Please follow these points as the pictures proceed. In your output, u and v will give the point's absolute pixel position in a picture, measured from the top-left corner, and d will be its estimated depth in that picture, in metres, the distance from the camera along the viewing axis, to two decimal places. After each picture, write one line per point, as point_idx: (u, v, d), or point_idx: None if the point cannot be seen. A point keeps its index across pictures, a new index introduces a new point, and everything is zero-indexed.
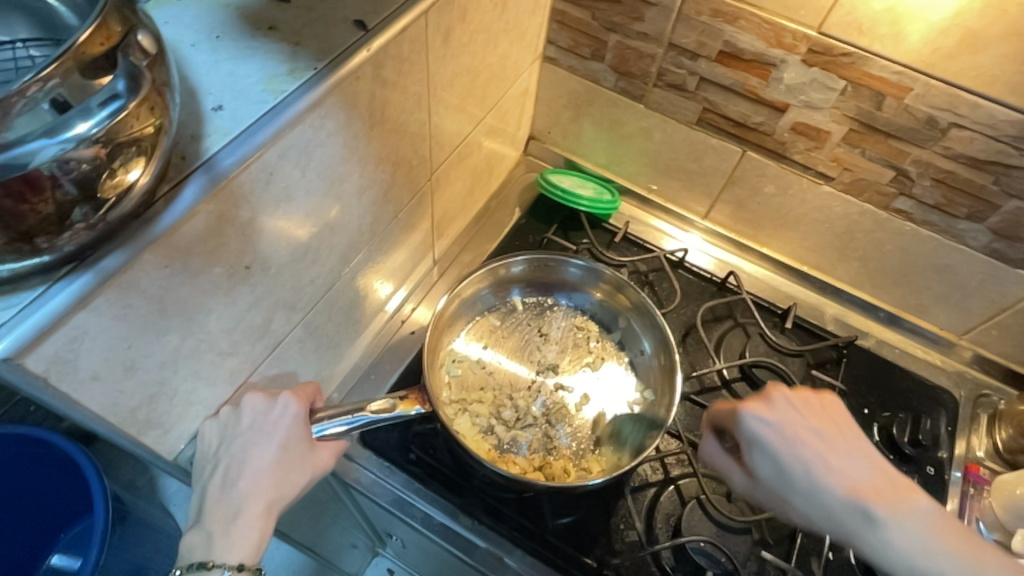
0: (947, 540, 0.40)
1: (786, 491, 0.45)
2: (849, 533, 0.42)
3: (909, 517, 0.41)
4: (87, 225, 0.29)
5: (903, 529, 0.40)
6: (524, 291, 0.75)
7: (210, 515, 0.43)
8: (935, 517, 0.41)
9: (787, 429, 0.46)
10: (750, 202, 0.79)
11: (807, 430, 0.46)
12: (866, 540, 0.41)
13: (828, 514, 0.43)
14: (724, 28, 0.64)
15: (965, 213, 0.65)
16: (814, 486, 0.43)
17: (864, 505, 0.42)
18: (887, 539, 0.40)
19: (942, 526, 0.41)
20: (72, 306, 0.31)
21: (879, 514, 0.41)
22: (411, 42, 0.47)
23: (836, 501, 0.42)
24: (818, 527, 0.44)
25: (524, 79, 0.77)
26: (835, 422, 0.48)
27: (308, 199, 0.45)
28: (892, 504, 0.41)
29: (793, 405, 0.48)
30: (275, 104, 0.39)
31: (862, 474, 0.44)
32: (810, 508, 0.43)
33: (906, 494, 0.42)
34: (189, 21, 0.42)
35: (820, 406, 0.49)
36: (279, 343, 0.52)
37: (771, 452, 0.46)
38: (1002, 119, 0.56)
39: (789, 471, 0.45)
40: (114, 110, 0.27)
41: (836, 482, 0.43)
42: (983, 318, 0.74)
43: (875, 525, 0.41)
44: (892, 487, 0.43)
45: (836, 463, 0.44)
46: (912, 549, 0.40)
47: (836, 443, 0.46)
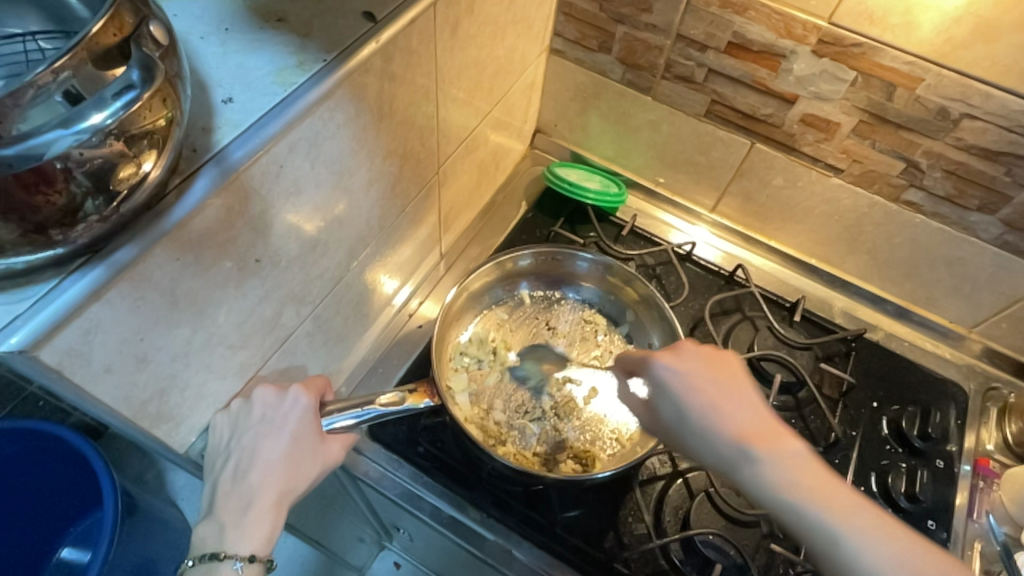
0: (809, 480, 0.43)
1: (683, 431, 0.48)
2: (731, 468, 0.45)
3: (784, 459, 0.43)
4: (100, 217, 0.29)
5: (774, 468, 0.43)
6: (531, 284, 0.75)
7: (221, 506, 0.43)
8: (806, 460, 0.44)
9: (688, 377, 0.49)
10: (758, 195, 0.79)
11: (707, 379, 0.49)
12: (744, 475, 0.44)
13: (713, 450, 0.46)
14: (733, 19, 0.63)
15: (976, 205, 0.65)
16: (703, 429, 0.47)
17: (743, 445, 0.45)
18: (758, 475, 0.43)
19: (811, 469, 0.43)
20: (86, 299, 0.31)
21: (754, 454, 0.44)
22: (419, 34, 0.47)
23: (721, 441, 0.46)
24: (708, 462, 0.47)
25: (530, 72, 0.77)
26: (731, 370, 0.50)
27: (317, 192, 0.45)
28: (769, 445, 0.44)
29: (698, 356, 0.51)
30: (285, 97, 0.39)
31: (746, 417, 0.46)
32: (701, 444, 0.47)
33: (784, 440, 0.45)
34: (198, 14, 0.42)
35: (718, 356, 0.51)
36: (288, 336, 0.52)
37: (675, 397, 0.49)
38: (1016, 109, 0.56)
39: (686, 415, 0.48)
40: (127, 101, 0.27)
41: (722, 424, 0.46)
42: (993, 310, 0.74)
43: (750, 463, 0.44)
44: (772, 432, 0.45)
45: (726, 408, 0.47)
46: (779, 486, 0.43)
47: (729, 390, 0.48)
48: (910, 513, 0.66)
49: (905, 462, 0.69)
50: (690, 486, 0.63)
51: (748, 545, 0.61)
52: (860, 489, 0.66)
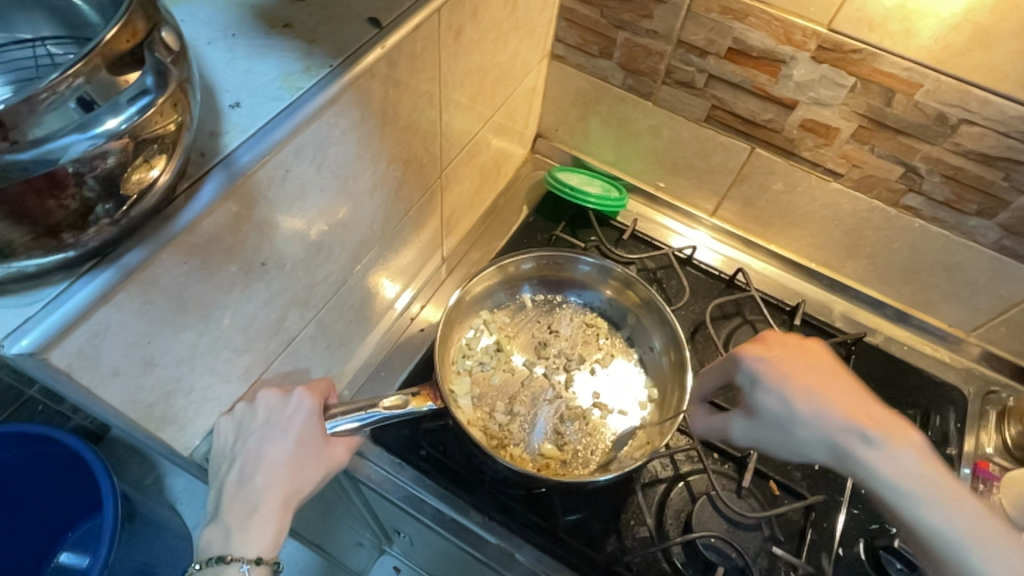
0: (940, 482, 0.39)
1: (786, 423, 0.44)
2: (846, 455, 0.41)
3: (914, 450, 0.40)
4: (111, 220, 0.30)
5: (892, 456, 0.40)
6: (533, 288, 0.75)
7: (227, 510, 0.43)
8: (929, 453, 0.41)
9: (778, 363, 0.47)
10: (758, 200, 0.79)
11: (807, 366, 0.46)
12: (861, 462, 0.41)
13: (811, 435, 0.43)
14: (734, 26, 0.64)
15: (975, 209, 0.65)
16: (811, 415, 0.43)
17: (858, 430, 0.41)
18: (878, 461, 0.40)
19: (930, 463, 0.40)
20: (95, 302, 0.31)
21: (874, 439, 0.41)
22: (423, 40, 0.47)
23: (832, 426, 0.42)
24: (809, 453, 0.44)
25: (532, 77, 0.77)
26: (835, 365, 0.47)
27: (322, 196, 0.46)
28: (886, 431, 0.41)
29: (793, 346, 0.48)
30: (291, 102, 0.39)
31: (859, 402, 0.43)
32: (801, 431, 0.43)
33: (906, 430, 0.42)
34: (205, 20, 0.42)
35: (803, 347, 0.48)
36: (292, 340, 0.52)
37: (770, 380, 0.46)
38: (1013, 115, 0.56)
39: (785, 395, 0.45)
40: (142, 106, 0.28)
41: (836, 406, 0.43)
42: (992, 314, 0.74)
43: (866, 448, 0.41)
44: (891, 419, 0.42)
45: (840, 395, 0.43)
46: (898, 475, 0.39)
47: (834, 379, 0.45)
48: None
49: None
50: (692, 489, 0.64)
51: (750, 548, 0.61)
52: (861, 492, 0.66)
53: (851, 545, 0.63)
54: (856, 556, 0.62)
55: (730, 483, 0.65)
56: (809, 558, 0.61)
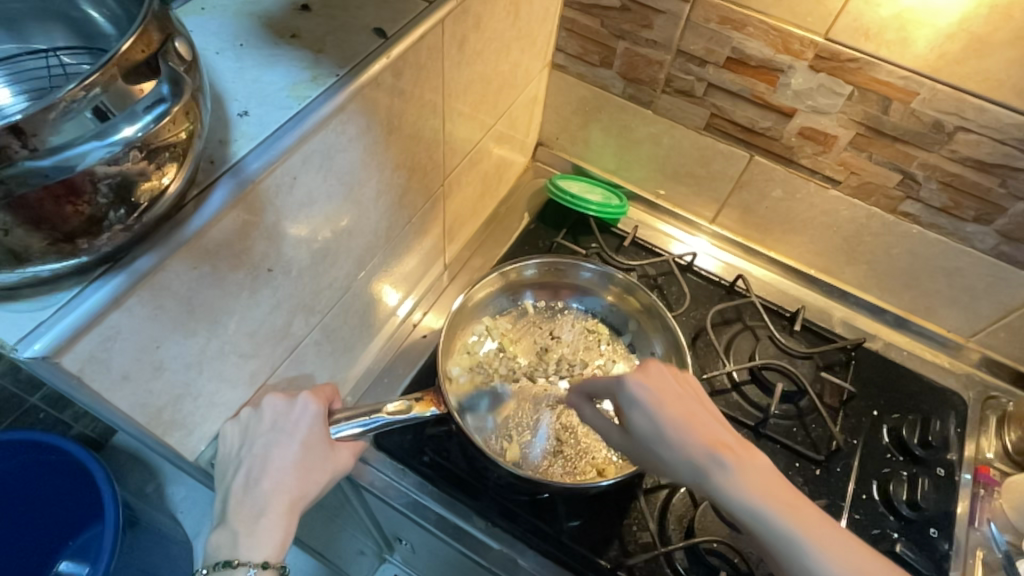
0: (781, 500, 0.42)
1: (654, 445, 0.47)
2: (705, 478, 0.44)
3: (759, 470, 0.44)
4: (124, 226, 0.30)
5: (746, 479, 0.43)
6: (535, 294, 0.76)
7: (234, 514, 0.44)
8: (775, 476, 0.44)
9: (658, 392, 0.49)
10: (757, 207, 0.80)
11: (673, 395, 0.49)
12: (717, 484, 0.44)
13: (681, 459, 0.45)
14: (732, 35, 0.65)
15: (972, 215, 0.66)
16: (683, 443, 0.45)
17: (714, 455, 0.44)
18: (731, 484, 0.43)
19: (778, 485, 0.43)
20: (107, 306, 0.32)
21: (728, 463, 0.44)
22: (428, 49, 0.48)
23: (694, 453, 0.45)
24: (675, 475, 0.46)
25: (533, 86, 0.78)
26: (692, 392, 0.50)
27: (328, 203, 0.46)
28: (736, 455, 0.44)
29: (664, 373, 0.50)
30: (300, 110, 0.40)
31: (717, 431, 0.46)
32: (670, 456, 0.46)
33: (750, 454, 0.45)
34: (214, 31, 0.43)
35: (671, 379, 0.50)
36: (297, 345, 0.53)
37: (643, 408, 0.48)
38: (1008, 122, 0.57)
39: (658, 424, 0.47)
40: (159, 114, 0.28)
41: (697, 436, 0.46)
42: (990, 319, 0.75)
43: (723, 471, 0.44)
44: (740, 446, 0.45)
45: (701, 424, 0.47)
46: (753, 496, 0.42)
47: (688, 409, 0.48)
48: (912, 522, 0.66)
49: (906, 470, 0.69)
50: (694, 494, 0.64)
51: (752, 553, 0.61)
52: (862, 497, 0.67)
53: None
54: None
55: None
56: None
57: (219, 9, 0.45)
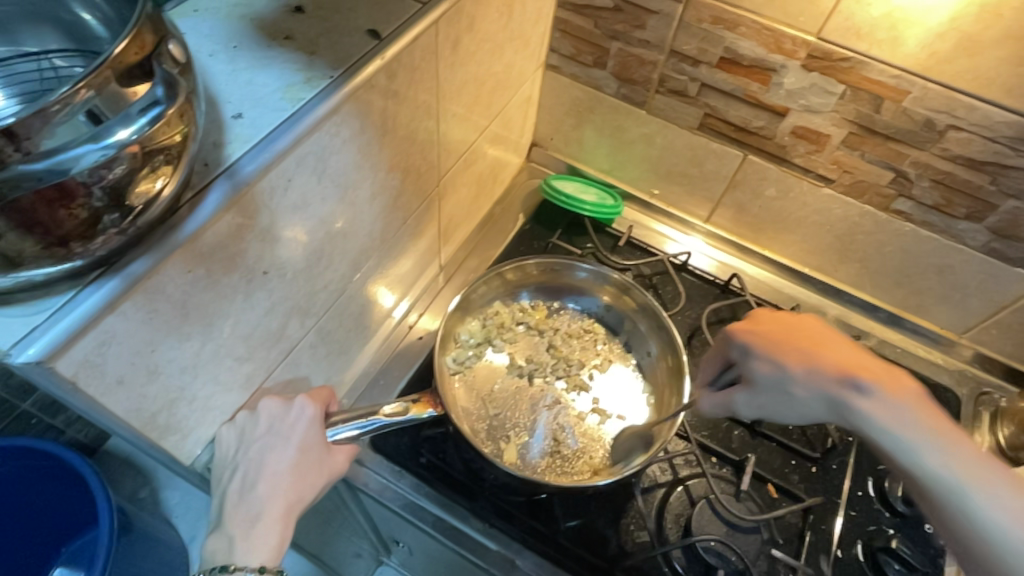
0: (942, 432, 0.39)
1: (783, 390, 0.45)
2: (840, 408, 0.42)
3: (908, 393, 0.40)
4: (118, 230, 0.30)
5: (890, 405, 0.40)
6: (532, 294, 0.76)
7: (230, 519, 0.43)
8: (924, 402, 0.40)
9: (770, 335, 0.49)
10: (751, 206, 0.80)
11: (787, 337, 0.48)
12: (857, 412, 0.41)
13: (808, 393, 0.43)
14: (725, 35, 0.65)
15: (963, 213, 0.67)
16: (806, 378, 0.44)
17: (850, 382, 0.42)
18: (869, 411, 0.40)
19: (931, 412, 0.40)
20: (101, 310, 0.31)
21: (868, 389, 0.41)
22: (422, 50, 0.48)
23: (825, 382, 0.43)
24: (812, 415, 0.44)
25: (527, 87, 0.78)
26: (827, 336, 0.48)
27: (323, 205, 0.46)
28: (881, 380, 0.41)
29: (778, 318, 0.51)
30: (294, 112, 0.40)
31: (855, 359, 0.44)
32: (801, 394, 0.44)
33: (900, 379, 0.42)
34: (207, 33, 0.43)
35: (792, 321, 0.50)
36: (293, 348, 0.53)
37: (763, 351, 0.47)
38: (998, 120, 0.58)
39: (782, 362, 0.46)
40: (152, 117, 0.28)
41: (828, 366, 0.43)
42: (982, 316, 0.75)
43: (861, 397, 0.41)
44: (886, 371, 0.42)
45: (835, 360, 0.44)
46: (898, 422, 0.39)
47: (819, 348, 0.46)
48: (907, 518, 0.66)
49: None
50: (691, 493, 0.64)
51: (750, 551, 0.62)
52: (857, 494, 0.67)
53: (849, 546, 0.63)
54: (854, 558, 0.63)
55: (729, 486, 0.65)
56: (807, 560, 0.62)
57: (212, 11, 0.45)
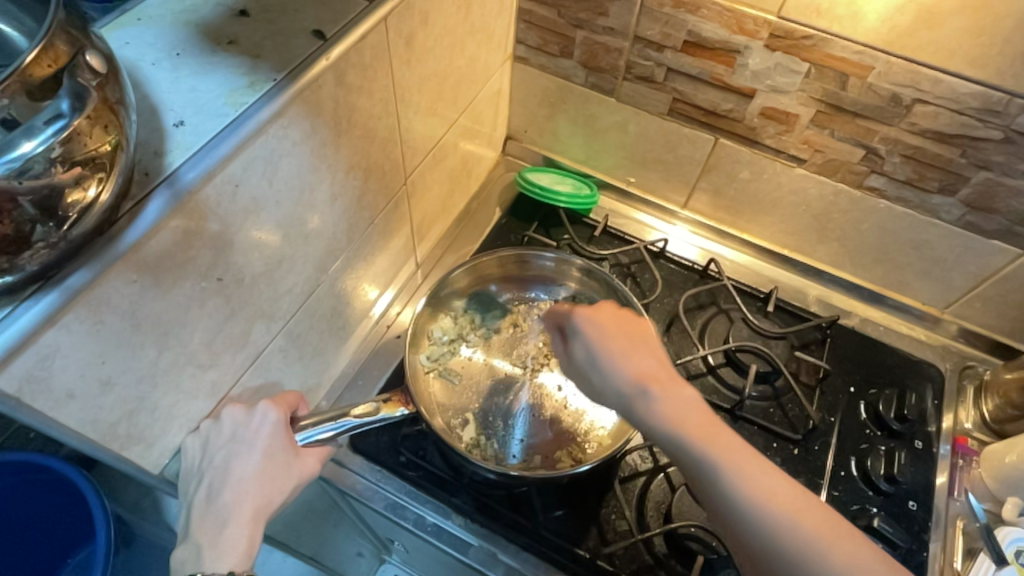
0: (708, 433, 0.41)
1: (591, 375, 0.47)
2: (631, 410, 0.44)
3: (684, 405, 0.43)
4: (48, 243, 0.30)
5: (670, 409, 0.43)
6: (501, 288, 0.75)
7: (196, 528, 0.44)
8: (696, 408, 0.43)
9: (601, 328, 0.48)
10: (727, 189, 0.80)
11: (608, 326, 0.48)
12: (643, 414, 0.43)
13: (611, 390, 0.45)
14: (688, 18, 0.64)
15: (936, 187, 0.66)
16: (607, 374, 0.45)
17: (641, 386, 0.44)
18: (653, 413, 0.43)
19: (699, 417, 0.42)
20: (40, 325, 0.32)
21: (652, 393, 0.43)
22: (372, 48, 0.48)
23: (622, 382, 0.45)
24: (608, 403, 0.46)
25: (495, 80, 0.78)
26: (638, 329, 0.48)
27: (278, 209, 0.46)
28: (664, 386, 0.44)
29: (616, 314, 0.49)
30: (236, 117, 0.40)
31: (650, 365, 0.45)
32: (607, 391, 0.46)
33: (679, 384, 0.44)
34: (149, 40, 0.43)
35: (616, 321, 0.48)
36: (260, 353, 0.53)
37: (588, 341, 0.48)
38: (963, 92, 0.57)
39: (598, 360, 0.46)
40: (58, 128, 0.28)
41: (625, 366, 0.45)
42: (963, 290, 0.75)
43: (647, 400, 0.43)
44: (671, 378, 0.45)
45: (633, 359, 0.45)
46: (674, 425, 0.42)
47: (633, 340, 0.47)
48: (891, 495, 0.66)
49: (884, 445, 0.70)
50: (672, 480, 0.64)
51: None
52: (840, 473, 0.67)
53: None
54: None
55: None
56: None
57: (155, 19, 0.44)
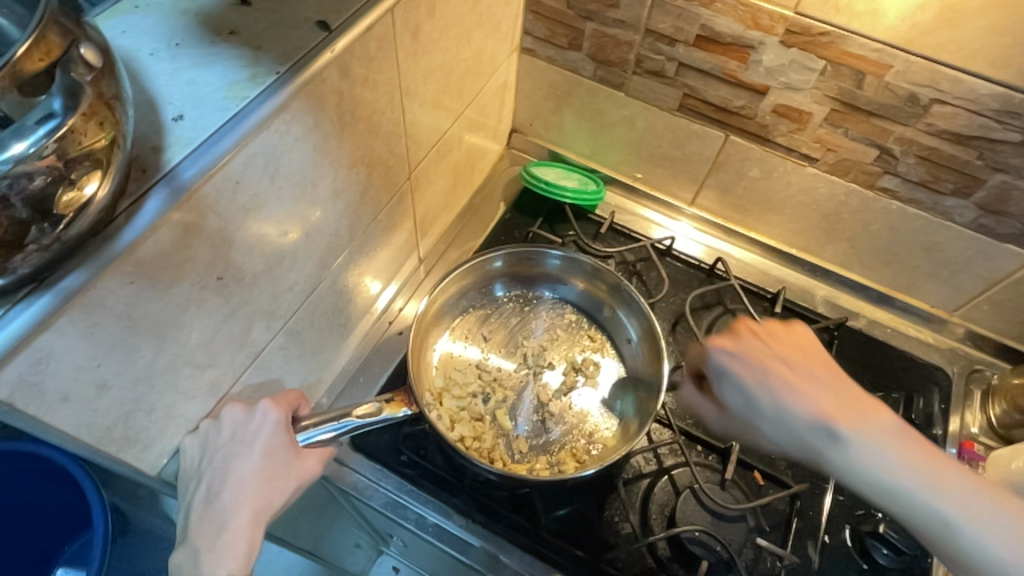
0: (919, 464, 0.40)
1: (752, 417, 0.47)
2: (818, 454, 0.43)
3: (885, 437, 0.41)
4: (39, 245, 0.28)
5: (869, 446, 0.41)
6: (506, 286, 0.74)
7: (194, 531, 0.43)
8: (903, 434, 0.41)
9: (752, 359, 0.48)
10: (736, 186, 0.78)
11: (774, 358, 0.48)
12: (832, 456, 0.42)
13: (794, 432, 0.44)
14: (701, 12, 0.63)
15: (950, 189, 0.65)
16: (780, 414, 0.45)
17: (829, 425, 0.42)
18: (851, 456, 0.41)
19: (905, 445, 0.40)
20: (32, 329, 0.30)
21: (844, 434, 0.41)
22: (377, 41, 0.46)
23: (801, 426, 0.43)
24: (783, 447, 0.45)
25: (502, 72, 0.76)
26: (810, 353, 0.48)
27: (279, 205, 0.45)
28: (854, 421, 0.42)
29: (765, 339, 0.50)
30: (237, 111, 0.39)
31: (832, 396, 0.44)
32: (785, 435, 0.45)
33: (874, 414, 0.42)
34: (147, 29, 0.41)
35: (779, 347, 0.49)
36: (259, 352, 0.52)
37: (737, 380, 0.48)
38: (984, 93, 0.56)
39: (759, 402, 0.46)
40: (52, 128, 0.26)
41: (804, 405, 0.44)
42: (973, 293, 0.74)
43: (840, 445, 0.41)
44: (863, 408, 0.43)
45: (810, 390, 0.44)
46: (875, 464, 0.40)
47: (808, 366, 0.46)
48: None
49: None
50: (676, 483, 0.63)
51: (735, 540, 0.61)
52: None
53: (837, 532, 0.63)
54: (842, 542, 0.62)
55: (714, 475, 0.64)
56: (795, 548, 0.61)
57: (153, 7, 0.42)
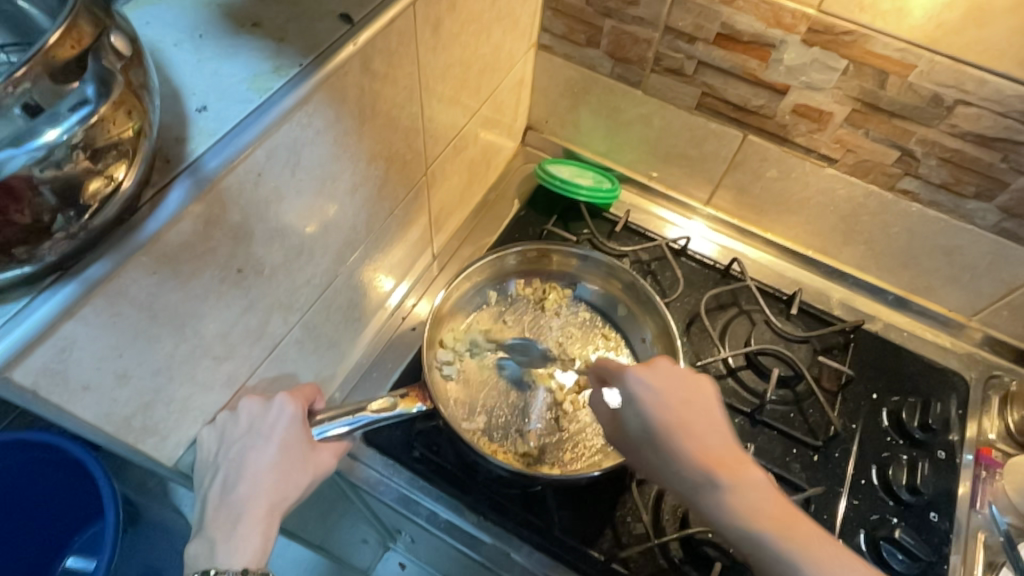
0: (783, 523, 0.43)
1: (648, 446, 0.49)
2: (697, 495, 0.46)
3: (738, 489, 0.45)
4: (67, 233, 0.29)
5: (740, 496, 0.45)
6: (521, 283, 0.74)
7: (211, 522, 0.43)
8: (772, 495, 0.45)
9: (661, 396, 0.50)
10: (752, 187, 0.78)
11: (674, 398, 0.50)
12: (708, 500, 0.46)
13: (679, 476, 0.47)
14: (722, 10, 0.62)
15: (973, 192, 0.64)
16: (674, 453, 0.47)
17: (709, 472, 0.46)
18: (719, 500, 0.45)
19: (774, 503, 0.45)
20: (57, 317, 0.31)
21: (719, 482, 0.45)
22: (399, 35, 0.46)
23: (690, 467, 0.46)
24: (672, 482, 0.48)
25: (518, 68, 0.76)
26: (707, 398, 0.51)
27: (299, 198, 0.45)
28: (731, 471, 0.46)
29: (676, 376, 0.51)
30: (261, 103, 0.39)
31: (716, 448, 0.47)
32: (675, 474, 0.47)
33: (749, 471, 0.46)
34: (171, 21, 0.41)
35: (678, 387, 0.51)
36: (276, 344, 0.52)
37: (644, 407, 0.50)
38: (1010, 95, 0.55)
39: (659, 439, 0.48)
40: (84, 115, 0.27)
41: (691, 448, 0.47)
42: (993, 298, 0.73)
43: (715, 491, 0.45)
44: (733, 462, 0.47)
45: (700, 437, 0.48)
46: (746, 513, 0.44)
47: (684, 412, 0.49)
48: (911, 505, 0.65)
49: (906, 454, 0.68)
50: None
51: None
52: (860, 482, 0.66)
53: (851, 535, 0.63)
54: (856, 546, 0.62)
55: None
56: None
57: None
